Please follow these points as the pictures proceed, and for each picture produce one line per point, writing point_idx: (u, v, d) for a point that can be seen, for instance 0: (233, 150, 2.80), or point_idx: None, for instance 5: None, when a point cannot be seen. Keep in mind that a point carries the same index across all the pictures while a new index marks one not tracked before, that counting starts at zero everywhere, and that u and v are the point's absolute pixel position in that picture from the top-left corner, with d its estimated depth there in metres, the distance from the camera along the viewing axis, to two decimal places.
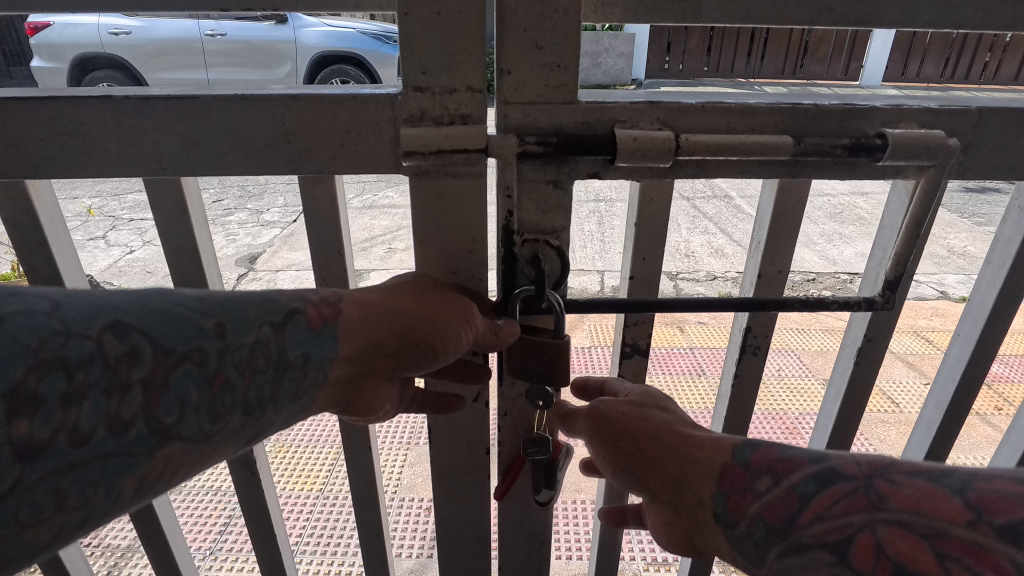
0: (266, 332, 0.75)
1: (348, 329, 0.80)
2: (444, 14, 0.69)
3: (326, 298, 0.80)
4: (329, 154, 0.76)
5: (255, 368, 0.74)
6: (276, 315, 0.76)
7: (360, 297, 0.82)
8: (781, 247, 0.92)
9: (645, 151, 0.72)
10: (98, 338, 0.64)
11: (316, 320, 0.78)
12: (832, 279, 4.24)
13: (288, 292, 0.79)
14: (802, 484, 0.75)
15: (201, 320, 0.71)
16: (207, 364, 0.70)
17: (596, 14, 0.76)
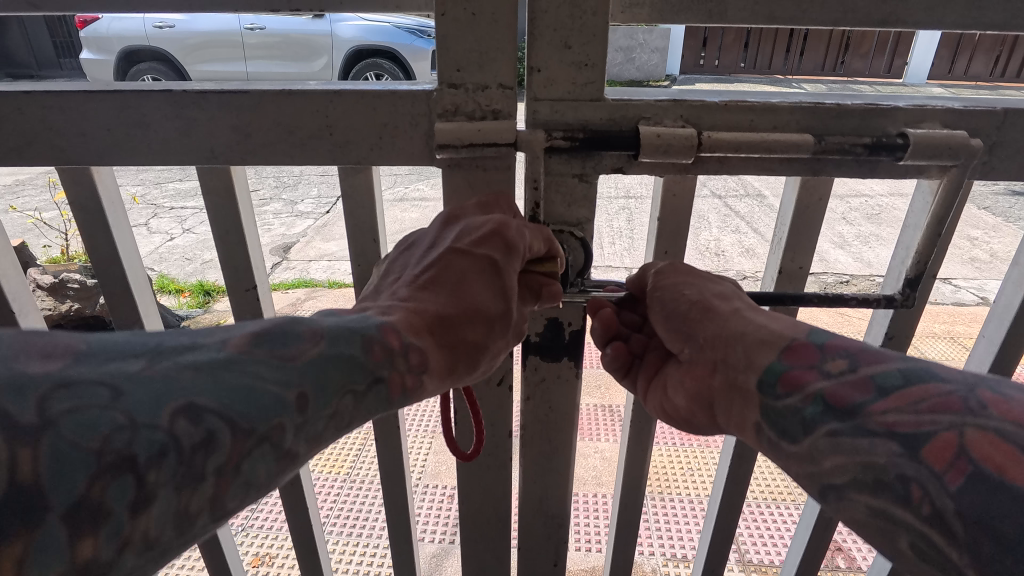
0: (337, 408, 0.69)
1: (422, 391, 0.78)
2: (478, 14, 0.73)
3: (415, 367, 0.75)
4: (367, 145, 0.81)
5: (322, 437, 0.68)
6: (358, 381, 0.71)
7: (441, 358, 0.78)
8: (803, 243, 0.94)
9: (668, 146, 0.75)
10: (169, 427, 0.55)
11: (396, 389, 0.74)
12: (866, 281, 4.17)
13: (378, 352, 0.73)
14: (884, 375, 0.71)
15: (279, 391, 0.63)
16: (282, 442, 0.63)
17: (624, 15, 0.78)
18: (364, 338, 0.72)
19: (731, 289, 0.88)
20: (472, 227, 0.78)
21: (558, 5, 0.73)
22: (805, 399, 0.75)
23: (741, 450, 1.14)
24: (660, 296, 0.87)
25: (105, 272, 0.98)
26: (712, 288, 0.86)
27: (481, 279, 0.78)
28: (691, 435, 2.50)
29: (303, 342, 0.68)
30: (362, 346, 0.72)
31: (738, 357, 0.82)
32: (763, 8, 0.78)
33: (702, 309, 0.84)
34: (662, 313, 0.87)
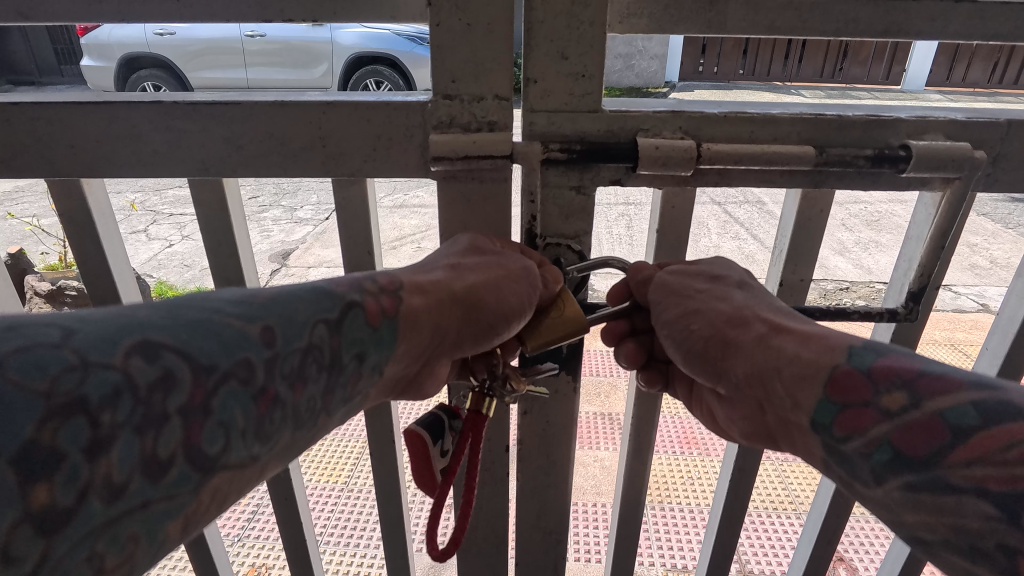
0: (315, 345, 0.67)
1: (415, 317, 0.76)
2: (473, 24, 0.72)
3: (384, 288, 0.75)
4: (361, 157, 0.80)
5: (308, 378, 0.66)
6: (330, 312, 0.70)
7: (421, 281, 0.78)
8: (804, 255, 0.92)
9: (667, 158, 0.74)
10: (124, 365, 0.52)
11: (375, 314, 0.73)
12: (866, 288, 4.16)
13: (342, 283, 0.74)
14: (956, 413, 0.65)
15: (243, 327, 0.62)
16: (254, 376, 0.61)
17: (622, 25, 0.77)
18: (333, 284, 0.73)
19: (741, 301, 0.82)
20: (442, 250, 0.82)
21: (555, 15, 0.71)
22: (868, 445, 0.70)
23: (742, 464, 1.12)
24: (670, 327, 0.83)
25: (96, 284, 0.97)
26: (718, 308, 0.81)
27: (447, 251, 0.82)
28: (692, 443, 2.48)
29: (260, 290, 0.67)
30: (328, 284, 0.72)
31: (782, 396, 0.77)
32: (763, 18, 0.77)
33: (720, 342, 0.81)
34: (679, 348, 0.84)
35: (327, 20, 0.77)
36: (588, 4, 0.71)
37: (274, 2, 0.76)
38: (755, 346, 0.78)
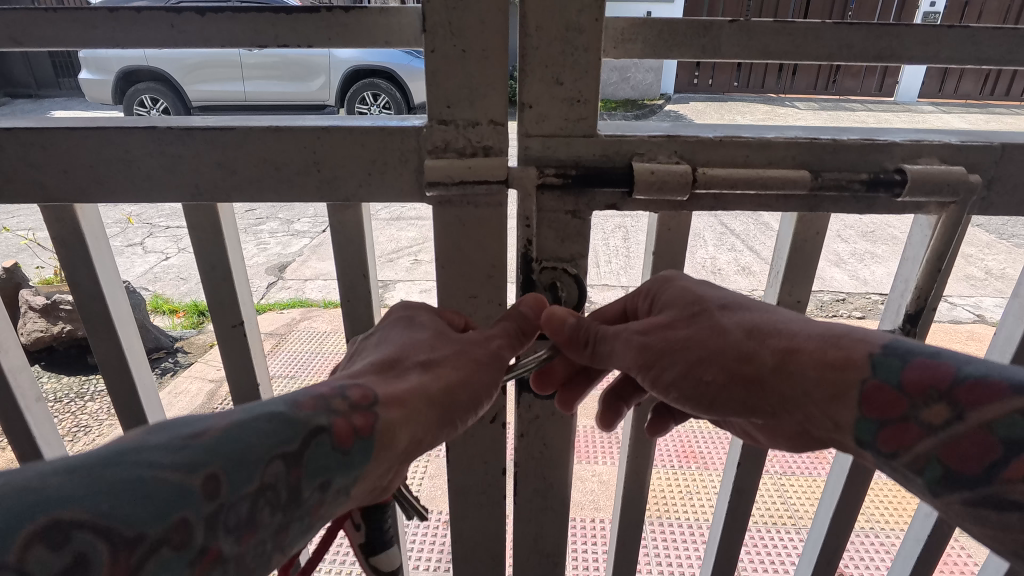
0: (268, 485, 0.61)
1: (394, 429, 0.71)
2: (468, 51, 0.72)
3: (355, 404, 0.69)
4: (355, 182, 0.79)
5: (261, 519, 0.60)
6: (289, 443, 0.63)
7: (397, 392, 0.73)
8: (801, 275, 0.92)
9: (663, 183, 0.74)
10: (22, 555, 0.46)
11: (345, 435, 0.67)
12: (862, 299, 4.17)
13: (306, 403, 0.67)
14: (1003, 422, 0.66)
15: (181, 477, 0.55)
16: (199, 526, 0.55)
17: (616, 50, 0.77)
18: (296, 404, 0.67)
19: (740, 331, 0.77)
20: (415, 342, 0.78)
21: (549, 41, 0.72)
22: (917, 462, 0.71)
23: (741, 484, 1.11)
24: (677, 384, 0.78)
25: (87, 307, 0.96)
26: (721, 348, 0.76)
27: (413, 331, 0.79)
28: (690, 457, 2.46)
29: (208, 419, 0.61)
30: (290, 407, 0.66)
31: (822, 420, 0.76)
32: (756, 43, 0.78)
33: (743, 379, 0.77)
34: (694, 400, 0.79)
35: (321, 45, 0.77)
36: (582, 30, 0.71)
37: (269, 28, 0.76)
38: (775, 377, 0.75)
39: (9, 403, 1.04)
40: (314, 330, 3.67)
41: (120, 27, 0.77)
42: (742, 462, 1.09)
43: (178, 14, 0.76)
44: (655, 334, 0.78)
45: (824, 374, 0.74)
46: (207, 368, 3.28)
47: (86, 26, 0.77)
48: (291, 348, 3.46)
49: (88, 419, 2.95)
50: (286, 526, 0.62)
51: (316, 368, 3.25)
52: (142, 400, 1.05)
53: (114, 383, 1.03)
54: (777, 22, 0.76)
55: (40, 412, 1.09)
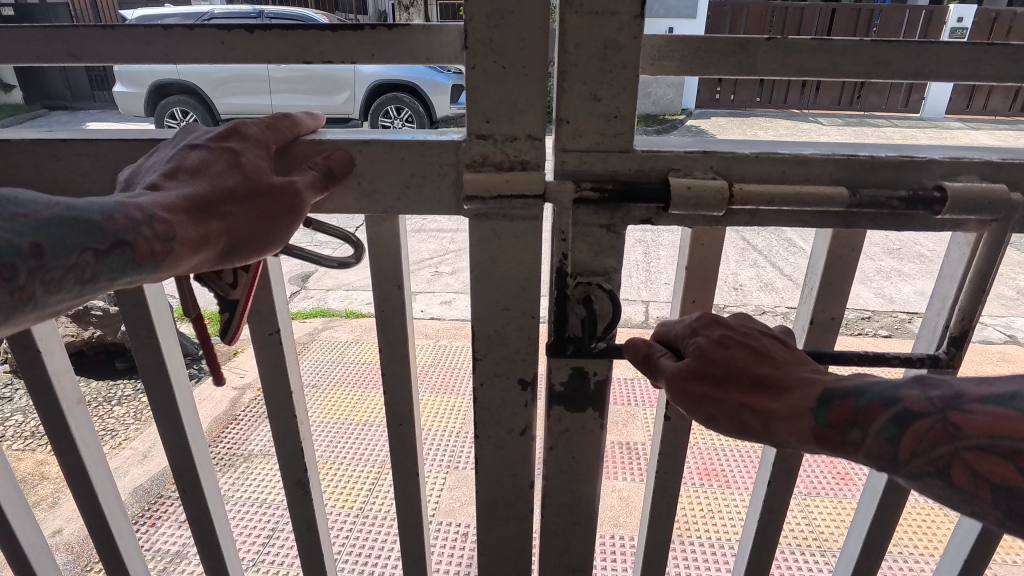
0: (39, 250, 0.62)
1: (182, 264, 0.69)
2: (508, 67, 0.73)
3: (160, 232, 0.65)
4: (394, 195, 0.81)
5: (23, 281, 0.61)
6: (101, 241, 0.65)
7: (200, 235, 0.68)
8: (836, 293, 0.91)
9: (699, 199, 0.74)
10: None
11: (144, 254, 0.66)
12: (889, 317, 4.10)
13: (122, 212, 0.65)
14: (882, 430, 0.68)
15: (9, 237, 0.61)
16: (14, 278, 0.60)
17: (652, 67, 0.78)
18: (108, 210, 0.66)
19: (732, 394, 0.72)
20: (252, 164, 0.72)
21: (588, 59, 0.73)
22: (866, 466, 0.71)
23: (772, 503, 1.10)
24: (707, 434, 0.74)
25: (130, 313, 0.99)
26: (723, 412, 0.71)
27: (220, 149, 0.72)
28: (711, 475, 2.43)
29: (46, 204, 0.64)
30: (105, 215, 0.65)
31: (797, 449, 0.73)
32: (794, 60, 0.78)
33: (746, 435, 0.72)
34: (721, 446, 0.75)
35: (364, 61, 0.79)
36: (620, 48, 0.72)
37: (316, 44, 0.78)
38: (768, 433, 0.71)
39: (52, 405, 1.08)
40: (336, 339, 3.71)
41: (171, 44, 0.80)
42: (773, 481, 1.08)
43: (228, 32, 0.79)
44: (687, 379, 0.73)
45: (806, 393, 0.70)
46: (231, 375, 3.34)
47: (141, 43, 0.80)
48: (313, 357, 3.50)
49: (115, 423, 3.01)
50: (30, 294, 0.62)
51: (337, 377, 3.29)
52: (179, 405, 1.07)
53: (153, 387, 1.05)
54: (813, 40, 0.77)
55: (80, 415, 1.12)
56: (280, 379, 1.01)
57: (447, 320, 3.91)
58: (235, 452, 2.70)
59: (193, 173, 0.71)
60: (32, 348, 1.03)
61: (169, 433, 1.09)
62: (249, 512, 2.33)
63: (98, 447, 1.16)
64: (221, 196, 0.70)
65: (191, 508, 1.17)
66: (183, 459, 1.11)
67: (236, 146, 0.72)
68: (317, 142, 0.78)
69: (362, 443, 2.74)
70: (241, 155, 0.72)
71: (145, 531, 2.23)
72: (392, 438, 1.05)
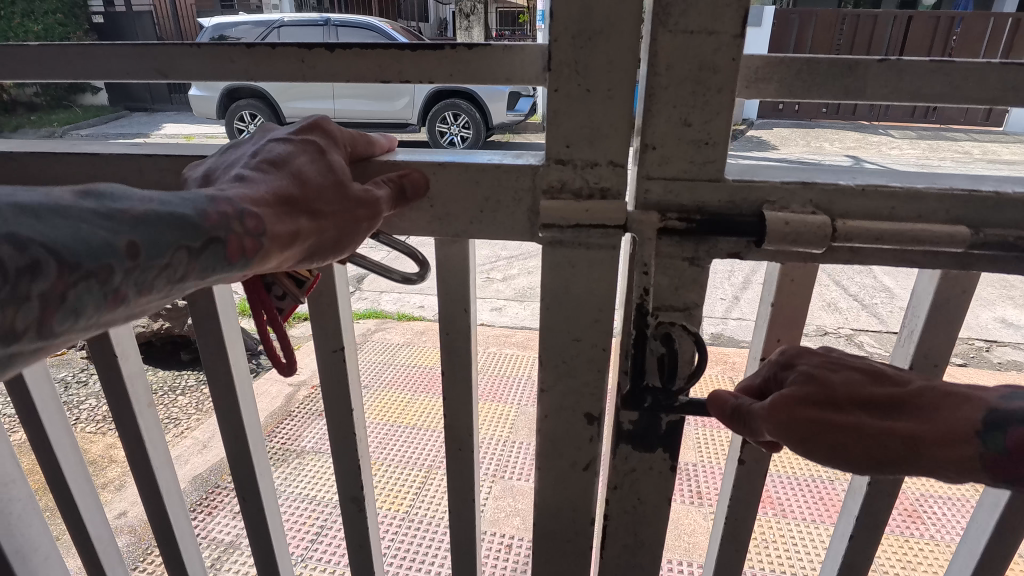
0: (135, 250, 0.55)
1: (270, 262, 0.63)
2: (593, 90, 0.69)
3: (252, 229, 0.60)
4: (466, 218, 0.78)
5: (118, 284, 0.55)
6: (192, 239, 0.58)
7: (286, 233, 0.62)
8: (941, 338, 0.83)
9: (797, 236, 0.68)
10: None
11: (235, 253, 0.60)
12: (965, 345, 3.83)
13: (215, 210, 0.59)
14: None
15: (105, 235, 0.54)
16: (108, 280, 0.54)
17: (748, 90, 0.72)
18: (197, 203, 0.60)
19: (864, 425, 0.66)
20: (335, 163, 0.68)
21: (679, 82, 0.68)
22: None
23: (852, 558, 1.01)
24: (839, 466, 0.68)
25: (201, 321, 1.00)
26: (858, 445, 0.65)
27: (305, 145, 0.68)
28: (765, 502, 2.27)
29: (138, 199, 0.57)
30: (195, 208, 0.59)
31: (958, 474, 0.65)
32: (909, 84, 0.71)
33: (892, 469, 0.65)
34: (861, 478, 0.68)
35: (442, 80, 0.77)
36: (717, 70, 0.67)
37: (395, 63, 0.77)
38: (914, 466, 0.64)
39: (125, 406, 1.10)
40: (388, 342, 3.75)
41: (254, 61, 0.80)
42: (855, 534, 1.00)
43: (309, 49, 0.78)
44: (794, 408, 0.67)
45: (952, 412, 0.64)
46: (287, 371, 3.42)
47: (224, 60, 0.81)
48: (365, 358, 3.54)
49: (178, 412, 3.12)
50: (122, 296, 0.55)
51: (388, 379, 3.31)
52: (243, 412, 1.08)
53: (220, 394, 1.07)
54: (932, 62, 0.69)
55: (150, 417, 1.14)
56: (341, 396, 1.00)
57: (497, 327, 3.90)
58: (289, 448, 2.75)
59: (280, 168, 0.65)
60: (108, 350, 1.05)
61: (233, 439, 1.11)
62: (300, 508, 2.36)
63: (165, 448, 1.18)
64: (310, 194, 0.65)
65: (250, 513, 1.18)
66: (244, 466, 1.12)
67: (322, 143, 0.68)
68: (391, 161, 0.77)
69: (410, 447, 2.74)
70: (328, 151, 0.68)
71: (202, 520, 2.29)
72: (450, 460, 1.03)
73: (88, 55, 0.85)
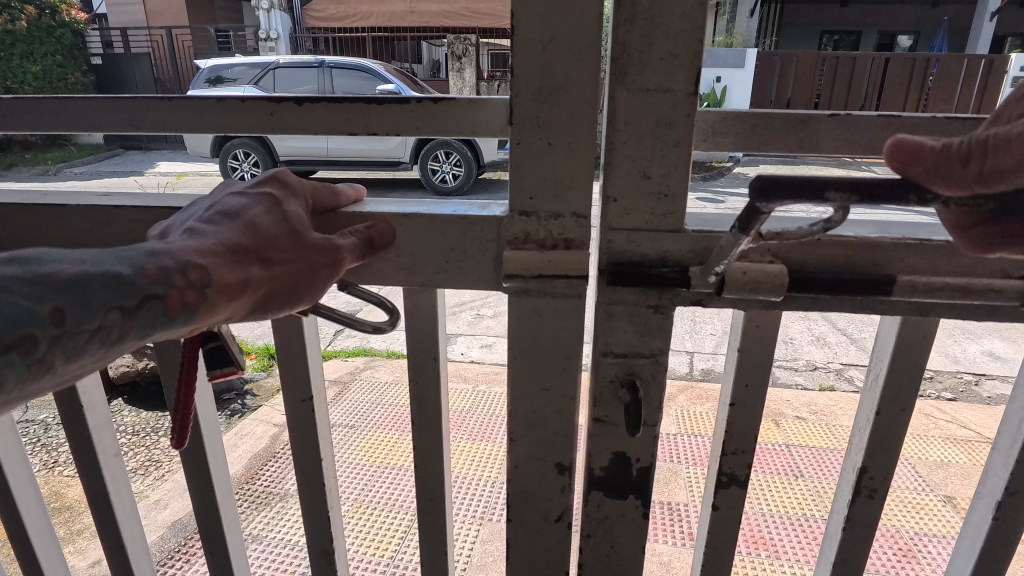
0: (60, 317, 0.55)
1: (219, 312, 0.62)
2: (554, 143, 0.71)
3: (194, 281, 0.59)
4: (432, 267, 0.79)
5: (43, 352, 0.54)
6: (126, 298, 0.58)
7: (234, 282, 0.62)
8: (905, 381, 0.84)
9: (756, 284, 0.70)
10: None
11: (175, 307, 0.59)
12: (953, 379, 3.83)
13: (150, 266, 0.59)
14: None
15: (26, 304, 0.54)
16: (32, 350, 0.54)
17: (706, 143, 0.75)
18: (135, 260, 0.60)
19: None
20: (293, 212, 0.68)
21: (638, 136, 0.70)
22: None
23: None
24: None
25: (169, 370, 0.99)
26: None
27: (262, 197, 0.68)
28: (760, 544, 2.22)
29: (67, 261, 0.57)
30: (131, 266, 0.59)
31: None
32: (859, 137, 0.73)
33: None
34: None
35: (408, 132, 0.78)
36: (673, 125, 0.69)
37: (362, 116, 0.78)
38: None
39: (90, 457, 1.08)
40: (376, 380, 3.72)
41: (224, 115, 0.81)
42: None
43: (278, 104, 0.80)
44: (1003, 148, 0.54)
45: None
46: (273, 412, 3.36)
47: (195, 113, 0.82)
48: (352, 398, 3.50)
49: (160, 454, 3.06)
50: (49, 365, 0.55)
51: (376, 419, 3.26)
52: (210, 462, 1.06)
53: (187, 444, 1.05)
54: (880, 116, 0.72)
55: (116, 467, 1.11)
56: (310, 443, 0.99)
57: (486, 364, 3.87)
58: (272, 491, 2.68)
59: (232, 218, 0.66)
60: (76, 400, 1.04)
61: (199, 491, 1.08)
62: (280, 555, 2.28)
63: (132, 499, 1.15)
64: (264, 244, 0.65)
65: (217, 567, 1.14)
66: (212, 516, 1.09)
67: (278, 194, 0.69)
68: (356, 212, 0.77)
69: (394, 488, 2.68)
70: (284, 202, 0.69)
71: (179, 567, 2.21)
72: (421, 512, 1.01)
73: (62, 110, 0.86)
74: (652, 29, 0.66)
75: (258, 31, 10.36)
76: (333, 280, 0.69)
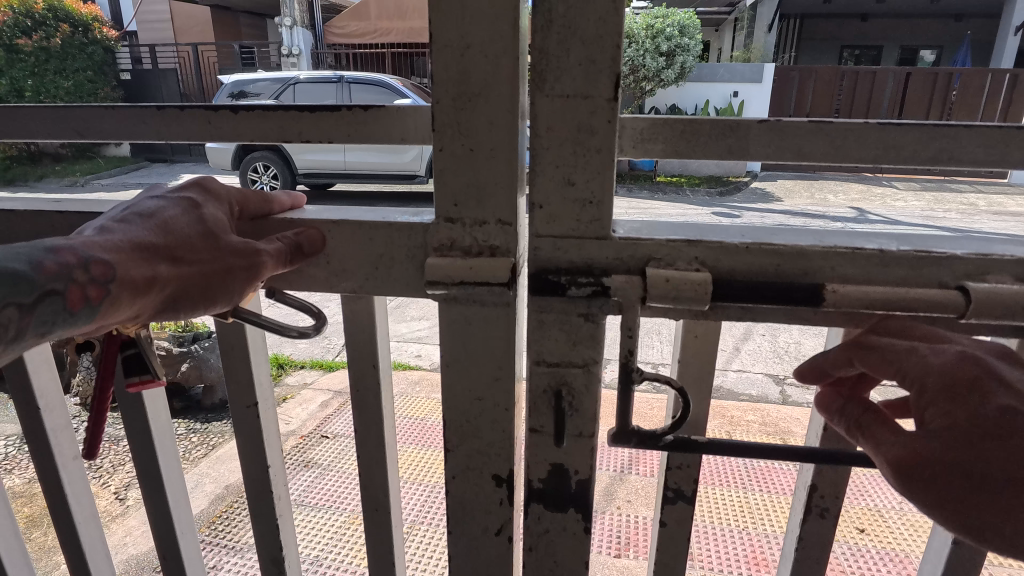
0: None
1: (125, 309, 0.63)
2: (476, 150, 0.70)
3: (96, 277, 0.61)
4: (363, 274, 0.79)
5: None
6: (24, 295, 0.59)
7: (142, 279, 0.63)
8: None
9: (679, 292, 0.68)
10: None
11: (75, 303, 0.61)
12: None
13: (52, 264, 0.61)
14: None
15: None
16: None
17: (635, 148, 0.74)
18: (36, 257, 0.61)
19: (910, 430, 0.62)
20: (211, 216, 0.69)
21: (559, 143, 0.69)
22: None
23: None
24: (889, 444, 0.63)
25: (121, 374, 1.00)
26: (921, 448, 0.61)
27: (182, 200, 0.69)
28: (760, 565, 2.11)
29: None
30: (31, 263, 0.60)
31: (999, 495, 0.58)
32: (789, 143, 0.72)
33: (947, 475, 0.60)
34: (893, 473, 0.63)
35: (341, 139, 0.79)
36: (594, 132, 0.68)
37: (295, 124, 0.79)
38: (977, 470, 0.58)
39: (47, 459, 1.09)
40: None
41: (165, 123, 0.83)
42: None
43: (215, 112, 0.81)
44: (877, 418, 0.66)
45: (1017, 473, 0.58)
46: None
47: (137, 121, 0.84)
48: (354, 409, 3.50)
49: None
50: None
51: None
52: (163, 468, 1.06)
53: (141, 449, 1.05)
54: (810, 123, 0.71)
55: (76, 471, 1.12)
56: (258, 450, 0.99)
57: None
58: None
59: (147, 219, 0.67)
60: (34, 403, 1.05)
61: (153, 496, 1.08)
62: None
63: (91, 502, 1.16)
64: (177, 245, 0.65)
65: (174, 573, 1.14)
66: (167, 522, 1.10)
67: (198, 198, 0.70)
68: (288, 220, 0.78)
69: None
70: (203, 205, 0.70)
71: None
72: (368, 521, 1.00)
73: (14, 119, 0.88)
74: (569, 35, 0.65)
75: (281, 48, 10.58)
76: (251, 284, 0.69)
